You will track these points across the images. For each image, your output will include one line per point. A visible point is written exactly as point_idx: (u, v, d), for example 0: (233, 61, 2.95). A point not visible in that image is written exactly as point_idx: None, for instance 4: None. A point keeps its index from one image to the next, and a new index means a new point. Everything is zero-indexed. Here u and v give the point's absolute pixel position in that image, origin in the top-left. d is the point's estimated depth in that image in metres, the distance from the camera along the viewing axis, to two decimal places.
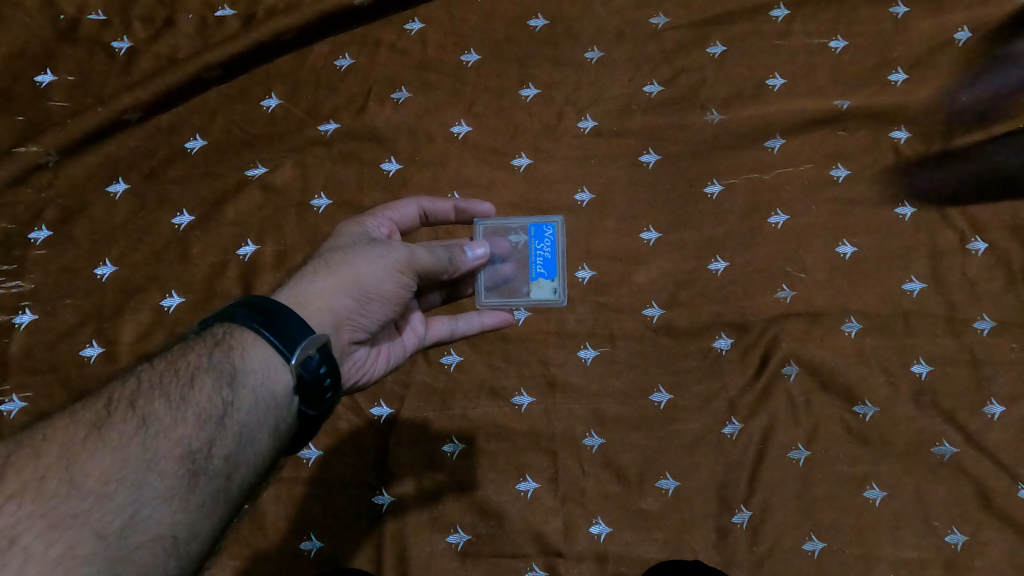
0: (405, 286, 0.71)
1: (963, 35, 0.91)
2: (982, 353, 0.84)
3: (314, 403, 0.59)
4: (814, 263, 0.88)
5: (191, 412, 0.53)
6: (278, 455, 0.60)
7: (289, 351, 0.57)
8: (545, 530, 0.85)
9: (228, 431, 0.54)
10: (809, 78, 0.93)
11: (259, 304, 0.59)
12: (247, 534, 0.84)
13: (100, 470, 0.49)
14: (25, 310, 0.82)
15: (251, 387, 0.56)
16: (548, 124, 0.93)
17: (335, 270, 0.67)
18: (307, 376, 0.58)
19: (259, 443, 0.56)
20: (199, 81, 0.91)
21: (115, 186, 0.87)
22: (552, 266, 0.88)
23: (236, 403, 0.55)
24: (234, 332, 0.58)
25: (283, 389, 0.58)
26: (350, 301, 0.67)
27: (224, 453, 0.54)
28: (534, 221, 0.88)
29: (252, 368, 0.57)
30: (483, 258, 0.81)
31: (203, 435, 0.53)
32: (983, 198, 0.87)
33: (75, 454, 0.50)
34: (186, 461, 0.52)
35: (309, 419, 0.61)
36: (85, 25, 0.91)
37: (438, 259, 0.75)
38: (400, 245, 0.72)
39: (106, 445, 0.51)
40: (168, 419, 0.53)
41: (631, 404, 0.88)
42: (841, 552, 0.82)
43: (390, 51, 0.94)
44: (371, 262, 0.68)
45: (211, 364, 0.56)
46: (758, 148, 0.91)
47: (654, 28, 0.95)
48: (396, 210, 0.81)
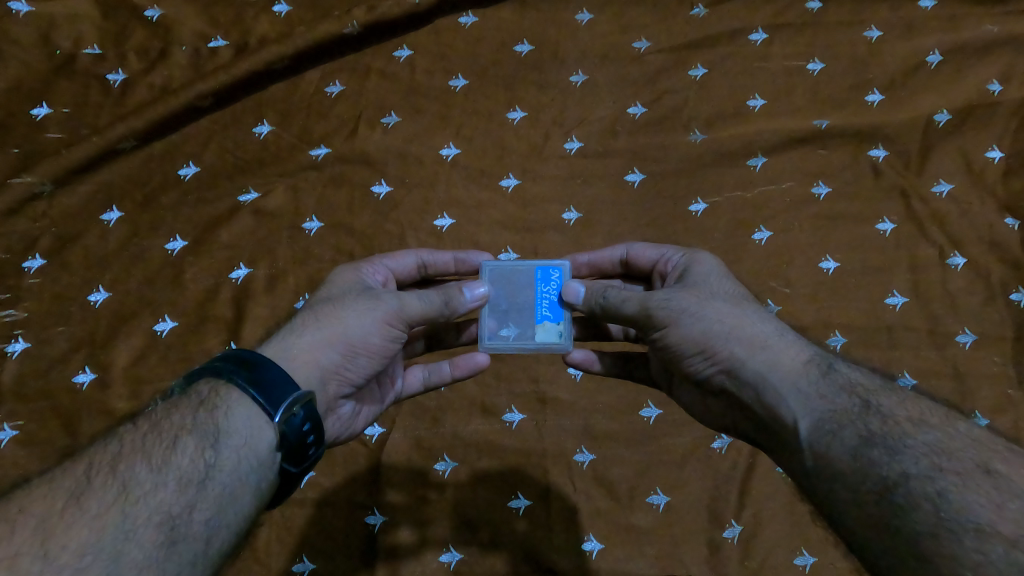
0: (393, 338, 0.70)
1: (934, 58, 0.94)
2: (970, 365, 0.83)
3: (296, 459, 0.58)
4: (799, 278, 0.89)
5: (172, 476, 0.52)
6: (259, 515, 0.58)
7: (272, 408, 0.57)
8: (538, 548, 0.85)
9: (210, 493, 0.53)
10: (788, 99, 0.95)
11: (243, 357, 0.59)
12: (238, 558, 0.83)
13: (76, 543, 0.47)
14: (18, 339, 0.82)
15: (235, 446, 0.55)
16: (535, 146, 0.95)
17: (324, 323, 0.67)
18: (290, 434, 0.57)
19: (241, 504, 0.54)
20: (192, 110, 0.93)
21: (110, 213, 0.89)
22: (559, 309, 0.79)
23: (219, 464, 0.54)
24: (219, 390, 0.58)
25: (265, 446, 0.56)
26: (337, 355, 0.66)
27: (205, 517, 0.52)
28: (542, 263, 0.80)
29: (237, 426, 0.56)
30: (482, 298, 0.76)
31: (185, 499, 0.51)
32: (960, 214, 0.89)
33: (50, 527, 0.47)
34: (166, 527, 0.50)
35: (290, 476, 0.60)
36: (81, 59, 0.93)
37: (431, 305, 0.71)
38: (391, 295, 0.71)
39: (84, 514, 0.48)
40: (149, 484, 0.51)
41: (620, 419, 0.91)
42: (831, 565, 0.83)
43: (380, 77, 0.97)
44: (359, 315, 0.68)
45: (196, 423, 0.55)
46: (740, 167, 0.93)
47: (637, 52, 0.98)
48: (395, 258, 0.80)
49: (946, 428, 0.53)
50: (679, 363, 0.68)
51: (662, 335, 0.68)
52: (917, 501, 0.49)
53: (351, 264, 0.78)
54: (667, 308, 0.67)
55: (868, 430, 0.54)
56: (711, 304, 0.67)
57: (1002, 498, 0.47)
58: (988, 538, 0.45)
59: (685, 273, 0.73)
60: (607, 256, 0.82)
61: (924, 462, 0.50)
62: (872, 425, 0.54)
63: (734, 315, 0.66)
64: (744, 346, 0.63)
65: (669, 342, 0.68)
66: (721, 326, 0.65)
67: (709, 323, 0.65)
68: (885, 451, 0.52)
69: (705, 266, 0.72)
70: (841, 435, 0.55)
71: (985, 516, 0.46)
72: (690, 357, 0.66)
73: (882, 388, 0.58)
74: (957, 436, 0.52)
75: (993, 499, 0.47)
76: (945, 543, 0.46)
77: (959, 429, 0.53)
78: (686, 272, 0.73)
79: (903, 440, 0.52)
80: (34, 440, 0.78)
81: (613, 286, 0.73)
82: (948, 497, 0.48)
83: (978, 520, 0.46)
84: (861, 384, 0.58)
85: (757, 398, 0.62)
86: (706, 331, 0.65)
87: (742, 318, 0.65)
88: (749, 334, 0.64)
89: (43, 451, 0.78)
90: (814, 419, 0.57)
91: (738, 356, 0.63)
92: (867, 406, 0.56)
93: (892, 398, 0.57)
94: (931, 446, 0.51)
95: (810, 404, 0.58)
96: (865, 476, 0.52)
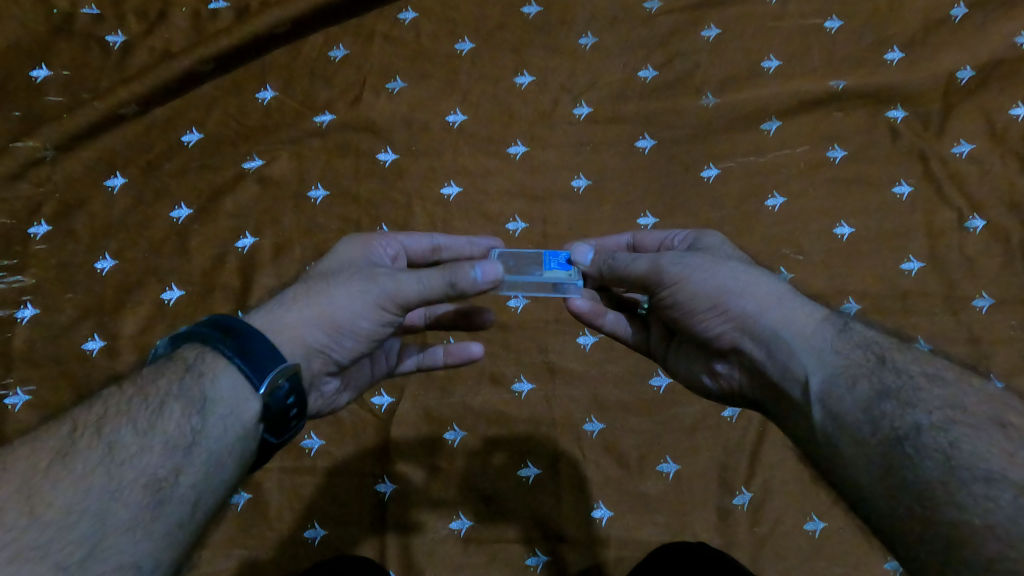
0: (383, 323, 0.68)
1: (958, 13, 0.91)
2: (986, 330, 0.82)
3: (278, 430, 0.59)
4: (812, 245, 0.87)
5: (158, 439, 0.52)
6: (243, 482, 0.58)
7: (257, 379, 0.57)
8: (547, 514, 0.85)
9: (197, 458, 0.52)
10: (804, 59, 0.92)
11: (231, 325, 0.59)
12: (249, 525, 0.84)
13: (62, 501, 0.46)
14: (26, 305, 0.82)
15: (221, 414, 0.55)
16: (543, 111, 0.93)
17: (314, 299, 0.66)
18: (273, 406, 0.57)
19: (226, 470, 0.54)
20: (194, 74, 0.91)
21: (113, 180, 0.88)
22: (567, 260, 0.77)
23: (206, 430, 0.54)
24: (206, 357, 0.57)
25: (250, 416, 0.56)
26: (323, 335, 0.65)
27: (192, 481, 0.51)
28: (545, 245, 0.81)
29: (222, 394, 0.56)
30: (492, 280, 0.67)
31: (171, 463, 0.51)
32: (980, 175, 0.87)
33: (35, 484, 0.47)
34: (152, 489, 0.49)
35: (269, 447, 0.60)
36: (79, 21, 0.91)
37: (428, 289, 0.67)
38: (387, 277, 0.67)
39: (70, 473, 0.48)
40: (135, 446, 0.51)
41: (630, 388, 0.90)
42: (841, 531, 0.83)
43: (384, 41, 0.95)
44: (348, 297, 0.66)
45: (182, 389, 0.55)
46: (754, 131, 0.91)
47: (648, 13, 0.95)
48: (414, 238, 0.78)
49: (959, 384, 0.52)
50: (688, 322, 0.67)
51: (670, 294, 0.66)
52: (927, 451, 0.48)
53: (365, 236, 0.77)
54: (678, 265, 0.66)
55: (883, 383, 0.53)
56: (723, 266, 0.65)
57: (1014, 448, 0.46)
58: (998, 485, 0.44)
59: (695, 242, 0.72)
60: (614, 241, 0.80)
61: (937, 415, 0.49)
62: (888, 378, 0.53)
63: (747, 273, 0.64)
64: (755, 303, 0.62)
65: (678, 300, 0.66)
66: (735, 282, 0.63)
67: (721, 279, 0.64)
68: (897, 405, 0.51)
69: (713, 240, 0.71)
70: (855, 387, 0.54)
71: (996, 464, 0.45)
72: (701, 313, 0.65)
73: (897, 345, 0.57)
74: (971, 391, 0.51)
75: (1004, 448, 0.46)
76: (954, 491, 0.45)
77: (973, 385, 0.52)
78: (696, 242, 0.72)
79: (916, 394, 0.51)
80: (45, 404, 0.78)
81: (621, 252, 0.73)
82: (960, 447, 0.47)
83: (989, 468, 0.45)
84: (877, 341, 0.57)
85: (768, 356, 0.61)
86: (718, 288, 0.64)
87: (755, 277, 0.64)
88: (763, 293, 0.63)
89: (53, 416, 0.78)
90: (824, 375, 0.56)
91: (750, 312, 0.62)
92: (881, 361, 0.55)
93: (906, 355, 0.56)
94: (945, 400, 0.50)
95: (823, 359, 0.57)
96: (875, 428, 0.51)
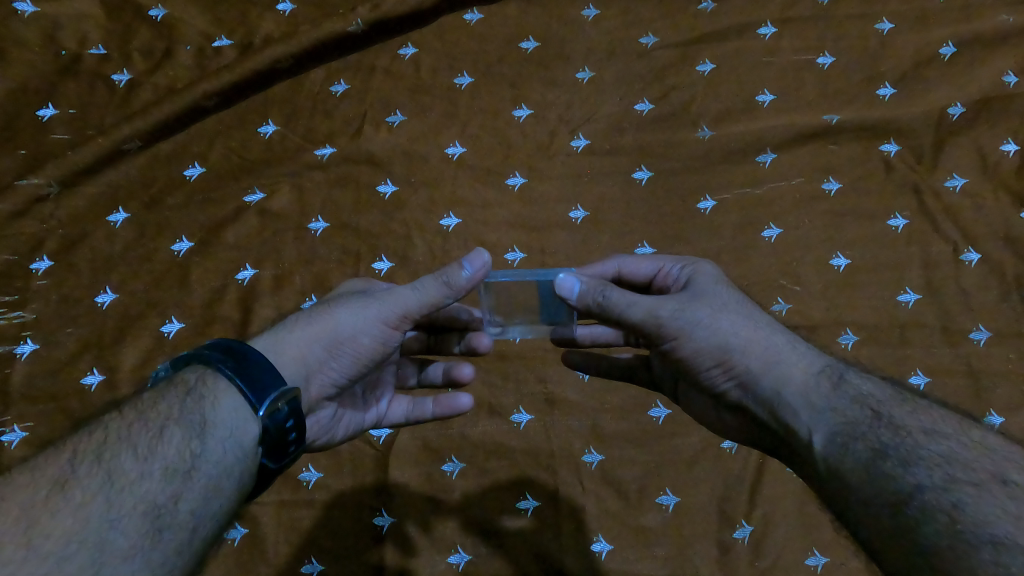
0: (382, 340, 0.69)
1: (948, 49, 0.93)
2: (984, 363, 0.82)
3: (276, 454, 0.59)
4: (809, 276, 0.88)
5: (158, 465, 0.51)
6: (241, 506, 0.57)
7: (258, 401, 0.57)
8: (547, 548, 0.84)
9: (196, 484, 0.52)
10: (798, 94, 0.94)
11: (233, 347, 0.60)
12: (245, 560, 0.83)
13: (59, 532, 0.46)
14: (27, 340, 0.82)
15: (221, 438, 0.55)
16: (541, 143, 0.95)
17: (315, 320, 0.67)
18: (273, 428, 0.57)
19: (226, 495, 0.54)
20: (197, 110, 0.92)
21: (116, 214, 0.89)
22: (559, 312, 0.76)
23: (205, 454, 0.54)
24: (208, 379, 0.57)
25: (250, 440, 0.57)
26: (322, 352, 0.66)
27: (191, 506, 0.51)
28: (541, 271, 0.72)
29: (223, 418, 0.56)
30: (484, 270, 0.66)
31: (171, 489, 0.51)
32: (974, 208, 0.88)
33: (34, 515, 0.46)
34: (151, 517, 0.49)
35: (269, 470, 0.60)
36: (86, 59, 0.93)
37: (424, 297, 0.67)
38: (385, 294, 0.68)
39: (69, 502, 0.48)
40: (135, 473, 0.50)
41: (630, 419, 0.90)
42: (843, 565, 0.82)
43: (384, 75, 0.96)
44: (349, 314, 0.67)
45: (182, 413, 0.55)
46: (750, 163, 0.92)
47: (644, 48, 0.97)
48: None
49: (960, 439, 0.52)
50: (695, 375, 0.67)
51: (671, 347, 0.66)
52: (933, 512, 0.48)
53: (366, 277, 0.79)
54: (679, 320, 0.65)
55: (881, 441, 0.53)
56: (723, 315, 0.65)
57: (1018, 509, 0.46)
58: (1008, 550, 0.44)
59: (689, 282, 0.70)
60: (599, 271, 0.78)
61: (938, 474, 0.50)
62: (884, 436, 0.53)
63: (748, 326, 0.64)
64: (759, 360, 0.62)
65: (681, 354, 0.66)
66: (738, 339, 0.63)
67: (725, 335, 0.64)
68: (899, 464, 0.51)
69: (706, 276, 0.70)
70: (853, 447, 0.54)
71: (1002, 527, 0.45)
72: (707, 371, 0.65)
73: (895, 399, 0.57)
74: (970, 446, 0.52)
75: (1009, 510, 0.46)
76: (964, 555, 0.45)
77: (972, 438, 0.52)
78: (690, 281, 0.70)
79: (917, 451, 0.52)
80: (43, 441, 0.78)
81: (614, 286, 0.67)
82: (964, 508, 0.47)
83: (995, 531, 0.45)
84: (874, 394, 0.58)
85: (772, 414, 0.61)
86: (722, 345, 0.63)
87: (755, 330, 0.64)
88: (764, 350, 0.63)
89: None
90: (826, 435, 0.56)
91: (754, 370, 0.62)
92: (878, 417, 0.55)
93: (904, 408, 0.56)
94: (944, 456, 0.51)
95: (822, 415, 0.57)
96: (879, 490, 0.51)
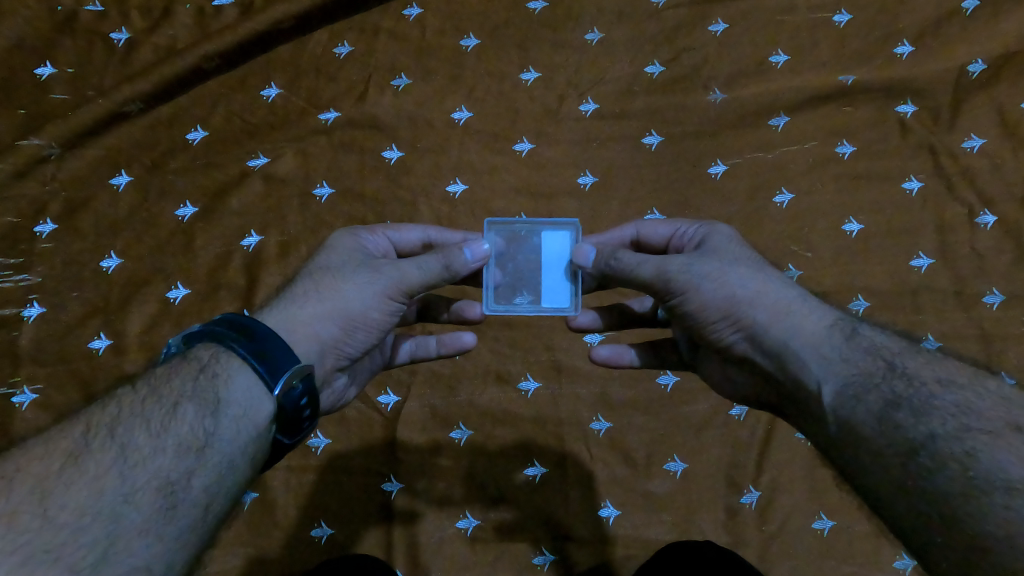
0: (391, 313, 0.68)
1: (969, 5, 0.90)
2: (996, 327, 0.81)
3: (291, 430, 0.58)
4: (821, 241, 0.86)
5: (171, 441, 0.51)
6: (254, 483, 0.58)
7: (272, 380, 0.56)
8: (554, 512, 0.85)
9: (209, 461, 0.52)
10: (813, 54, 0.92)
11: (242, 325, 0.59)
12: (256, 524, 0.84)
13: (74, 504, 0.46)
14: (33, 304, 0.82)
15: (234, 416, 0.55)
16: (549, 107, 0.93)
17: (322, 295, 0.65)
18: (287, 408, 0.57)
19: (238, 472, 0.54)
20: (198, 72, 0.91)
21: (118, 178, 0.87)
22: (561, 287, 0.75)
23: (218, 432, 0.53)
24: (220, 357, 0.57)
25: (264, 418, 0.56)
26: (335, 329, 0.65)
27: (205, 483, 0.51)
28: (547, 228, 0.76)
29: (236, 396, 0.55)
30: (484, 257, 0.69)
31: (184, 465, 0.51)
32: (991, 170, 0.86)
33: (47, 486, 0.47)
34: (165, 492, 0.49)
35: (282, 447, 0.60)
36: (83, 18, 0.91)
37: (430, 273, 0.67)
38: (388, 267, 0.67)
39: (84, 475, 0.48)
40: (149, 448, 0.50)
41: (637, 387, 0.90)
42: (849, 530, 0.82)
43: (389, 37, 0.94)
44: (356, 289, 0.66)
45: (195, 390, 0.54)
46: (762, 126, 0.90)
47: (655, 7, 0.94)
48: (398, 230, 0.77)
49: (973, 388, 0.52)
50: (700, 331, 0.67)
51: (680, 302, 0.65)
52: (944, 461, 0.48)
53: (352, 230, 0.75)
54: (687, 273, 0.64)
55: (894, 392, 0.53)
56: (731, 269, 0.64)
57: None
58: (1018, 495, 0.45)
59: (703, 241, 0.70)
60: (617, 235, 0.77)
61: (952, 423, 0.50)
62: (898, 386, 0.53)
63: (757, 279, 0.64)
64: (769, 311, 0.62)
65: (690, 308, 0.65)
66: (745, 289, 0.63)
67: (733, 288, 0.63)
68: (910, 414, 0.51)
69: (722, 235, 0.69)
70: (865, 399, 0.54)
71: (1015, 473, 0.45)
72: (717, 321, 0.64)
73: (909, 349, 0.57)
74: (987, 395, 0.51)
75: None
76: (972, 502, 0.46)
77: (988, 388, 0.52)
78: (703, 241, 0.70)
79: (931, 401, 0.51)
80: (52, 403, 0.78)
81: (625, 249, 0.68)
82: (977, 456, 0.47)
83: (1008, 477, 0.45)
84: (888, 345, 0.57)
85: (780, 364, 0.61)
86: (731, 296, 0.63)
87: (765, 282, 0.64)
88: (775, 299, 0.62)
89: (61, 415, 0.78)
90: (838, 385, 0.56)
91: (762, 319, 0.62)
92: (892, 367, 0.55)
93: (919, 358, 0.56)
94: (959, 406, 0.51)
95: (835, 366, 0.57)
96: (890, 440, 0.51)
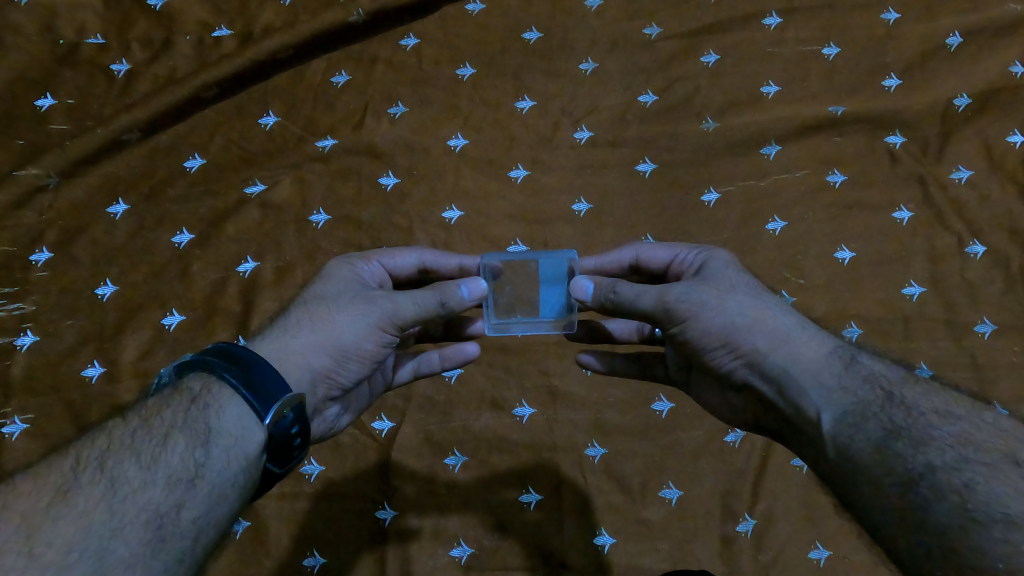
0: (385, 344, 0.68)
1: (954, 40, 0.92)
2: (987, 356, 0.82)
3: (281, 459, 0.57)
4: (813, 269, 0.87)
5: (161, 474, 0.51)
6: (244, 513, 0.57)
7: (263, 409, 0.56)
8: (549, 541, 0.84)
9: (198, 493, 0.52)
10: (803, 85, 0.93)
11: (235, 354, 0.58)
12: (248, 553, 0.83)
13: (61, 540, 0.46)
14: (27, 332, 0.82)
15: (224, 446, 0.54)
16: (544, 136, 0.94)
17: (317, 326, 0.65)
18: (278, 436, 0.56)
19: (228, 503, 0.54)
20: (197, 101, 0.92)
21: (115, 205, 0.88)
22: (561, 306, 0.76)
23: (208, 463, 0.53)
24: (211, 387, 0.57)
25: (254, 447, 0.56)
26: (328, 360, 0.65)
27: (194, 515, 0.51)
28: (545, 254, 0.76)
29: (227, 426, 0.55)
30: (480, 297, 0.69)
31: (173, 498, 0.51)
32: (979, 201, 0.87)
33: (36, 523, 0.46)
34: (153, 525, 0.49)
35: (273, 476, 0.59)
36: (84, 49, 0.92)
37: (426, 308, 0.67)
38: (383, 298, 0.67)
39: (72, 510, 0.48)
40: (138, 481, 0.50)
41: (633, 413, 0.90)
42: (846, 559, 0.82)
43: (386, 66, 0.95)
44: (351, 320, 0.66)
45: (186, 421, 0.54)
46: (754, 155, 0.92)
47: (648, 39, 0.96)
48: (394, 257, 0.77)
49: (971, 420, 0.53)
50: (698, 357, 0.67)
51: (681, 330, 0.65)
52: (944, 492, 0.48)
53: (349, 257, 0.75)
54: (686, 303, 0.64)
55: (893, 422, 0.53)
56: (730, 297, 0.65)
57: None
58: (1017, 528, 0.45)
59: (702, 268, 0.70)
60: (616, 259, 0.77)
61: (951, 454, 0.50)
62: (896, 416, 0.54)
63: (755, 307, 0.64)
64: (766, 341, 0.62)
65: (688, 336, 0.65)
66: (743, 319, 0.63)
67: (731, 317, 0.63)
68: (910, 444, 0.52)
69: (721, 261, 0.70)
70: (865, 427, 0.54)
71: (1013, 506, 0.46)
72: (714, 350, 0.64)
73: (906, 379, 0.58)
74: (983, 427, 0.52)
75: (1020, 488, 0.47)
76: (972, 534, 0.46)
77: (985, 420, 0.53)
78: (702, 267, 0.70)
79: (929, 431, 0.52)
80: (43, 433, 0.78)
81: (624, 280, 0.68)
82: (976, 488, 0.48)
83: (1006, 510, 0.46)
84: (885, 375, 0.58)
85: (778, 392, 0.61)
86: (728, 326, 0.63)
87: (762, 311, 0.64)
88: (771, 327, 0.63)
89: (52, 445, 0.77)
90: (837, 415, 0.56)
91: (761, 350, 0.62)
92: (890, 397, 0.55)
93: (915, 389, 0.56)
94: (958, 437, 0.51)
95: (833, 396, 0.57)
96: (888, 470, 0.51)
